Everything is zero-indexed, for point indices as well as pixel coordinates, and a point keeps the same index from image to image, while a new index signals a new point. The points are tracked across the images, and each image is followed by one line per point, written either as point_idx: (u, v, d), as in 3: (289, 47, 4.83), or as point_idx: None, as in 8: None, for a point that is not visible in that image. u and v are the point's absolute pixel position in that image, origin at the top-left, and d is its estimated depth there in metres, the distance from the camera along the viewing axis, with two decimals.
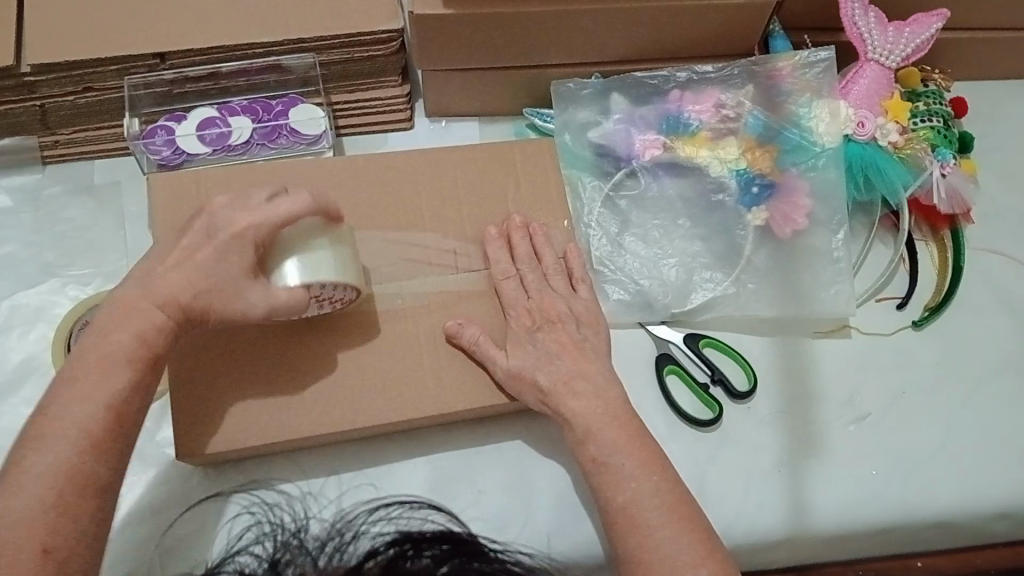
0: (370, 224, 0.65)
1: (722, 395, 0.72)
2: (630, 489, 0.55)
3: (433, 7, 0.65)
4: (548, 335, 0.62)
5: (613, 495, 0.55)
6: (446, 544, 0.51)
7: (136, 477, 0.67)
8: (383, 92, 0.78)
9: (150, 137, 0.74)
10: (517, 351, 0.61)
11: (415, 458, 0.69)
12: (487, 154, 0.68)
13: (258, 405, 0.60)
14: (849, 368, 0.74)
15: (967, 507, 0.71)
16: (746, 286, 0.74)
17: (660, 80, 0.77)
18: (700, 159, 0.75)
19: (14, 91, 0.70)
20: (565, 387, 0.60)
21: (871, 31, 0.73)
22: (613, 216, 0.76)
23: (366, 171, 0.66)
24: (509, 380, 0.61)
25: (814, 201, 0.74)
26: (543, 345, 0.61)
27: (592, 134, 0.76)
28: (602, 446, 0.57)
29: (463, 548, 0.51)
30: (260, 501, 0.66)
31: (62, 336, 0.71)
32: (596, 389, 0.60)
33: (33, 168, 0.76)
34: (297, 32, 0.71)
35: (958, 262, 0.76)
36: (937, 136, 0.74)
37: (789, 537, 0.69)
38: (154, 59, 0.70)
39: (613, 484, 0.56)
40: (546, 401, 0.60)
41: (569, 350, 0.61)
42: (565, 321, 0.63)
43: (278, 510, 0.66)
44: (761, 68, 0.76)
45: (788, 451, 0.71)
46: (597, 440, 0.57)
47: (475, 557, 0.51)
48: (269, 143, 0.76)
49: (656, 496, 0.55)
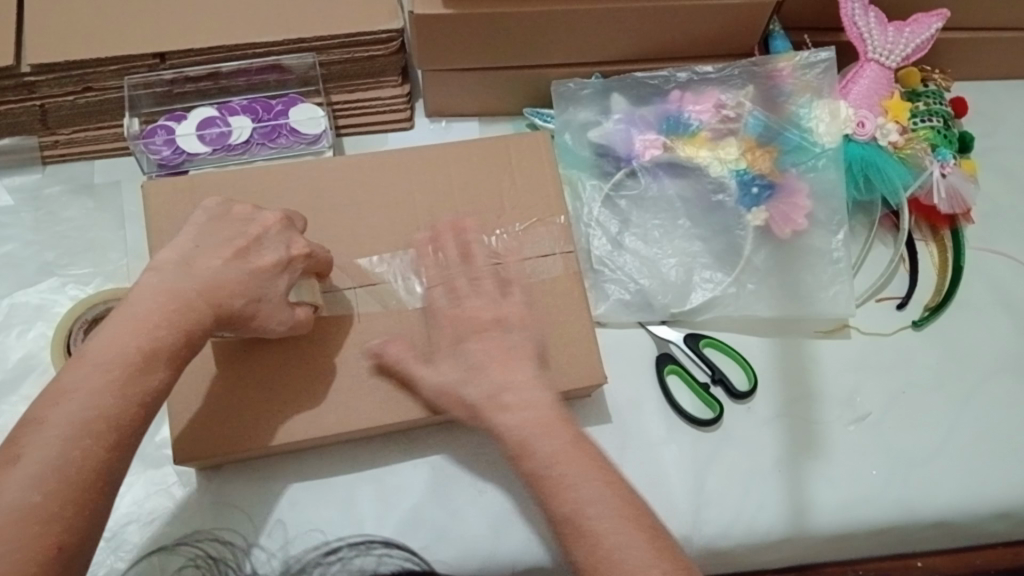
0: (369, 225, 0.65)
1: (722, 395, 0.72)
2: (575, 497, 0.52)
3: (433, 7, 0.65)
4: (478, 343, 0.59)
5: (558, 504, 0.52)
6: None
7: (135, 476, 0.68)
8: (382, 92, 0.78)
9: (150, 137, 0.74)
10: (446, 365, 0.60)
11: (415, 458, 0.69)
12: (481, 150, 0.67)
13: (257, 405, 0.61)
14: (849, 368, 0.74)
15: (968, 507, 0.71)
16: (745, 287, 0.74)
17: (660, 81, 0.77)
18: (700, 159, 0.75)
19: (15, 91, 0.70)
20: (493, 402, 0.57)
21: (871, 31, 0.73)
22: (613, 216, 0.76)
23: (364, 171, 0.66)
24: (438, 396, 0.60)
25: (814, 202, 0.74)
26: (472, 356, 0.59)
27: (592, 134, 0.77)
28: (540, 459, 0.54)
29: None
30: (204, 554, 0.65)
31: (60, 334, 0.70)
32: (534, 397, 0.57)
33: (33, 168, 0.76)
34: (297, 32, 0.71)
35: (958, 262, 0.76)
36: (937, 136, 0.74)
37: (788, 538, 0.69)
38: (154, 59, 0.71)
39: (557, 494, 0.53)
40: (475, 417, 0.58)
41: (499, 357, 0.59)
42: (491, 329, 0.60)
43: (223, 564, 0.65)
44: (761, 69, 0.76)
45: (788, 451, 0.71)
46: (535, 453, 0.54)
47: None
48: (269, 142, 0.76)
49: (605, 501, 0.52)
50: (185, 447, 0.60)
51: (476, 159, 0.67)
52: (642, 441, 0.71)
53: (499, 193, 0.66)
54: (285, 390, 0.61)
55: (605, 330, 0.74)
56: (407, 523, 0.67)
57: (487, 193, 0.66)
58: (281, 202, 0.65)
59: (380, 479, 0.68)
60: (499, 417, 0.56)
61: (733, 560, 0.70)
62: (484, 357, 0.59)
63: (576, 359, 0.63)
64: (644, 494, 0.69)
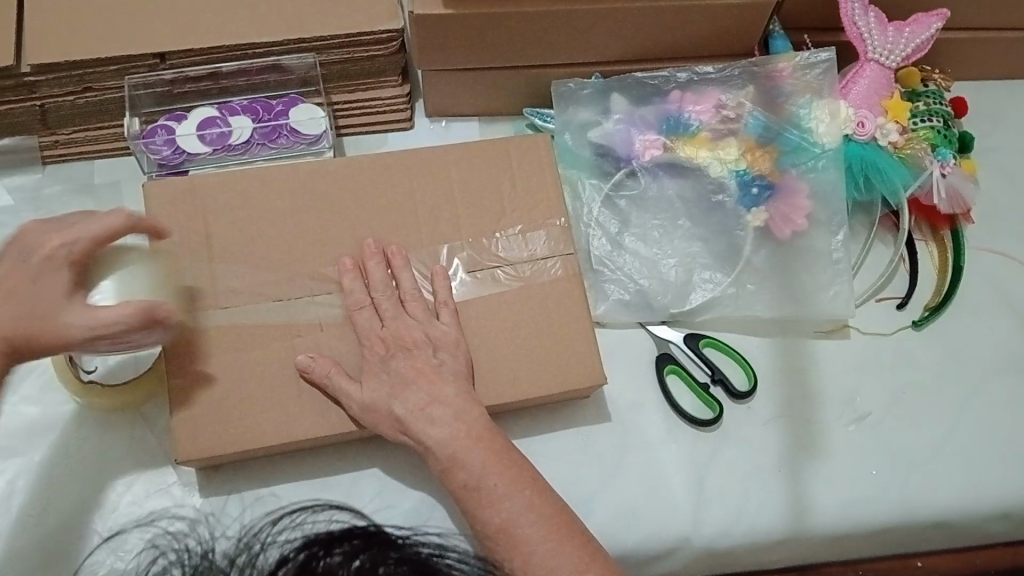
0: (369, 226, 0.65)
1: (722, 395, 0.72)
2: (503, 510, 0.55)
3: (433, 7, 0.65)
4: (405, 361, 0.60)
5: (490, 515, 0.55)
6: (356, 539, 0.58)
7: (133, 476, 0.68)
8: (383, 92, 0.78)
9: (150, 137, 0.74)
10: (370, 382, 0.60)
11: (415, 459, 0.69)
12: (481, 153, 0.67)
13: (258, 406, 0.61)
14: (849, 368, 0.74)
15: (968, 507, 0.71)
16: (745, 287, 0.74)
17: (660, 81, 0.77)
18: (700, 160, 0.75)
19: (15, 91, 0.70)
20: (422, 414, 0.58)
21: (871, 31, 0.73)
22: (613, 216, 0.76)
23: (363, 171, 0.65)
24: (363, 412, 0.60)
25: (814, 203, 0.74)
26: (396, 371, 0.60)
27: (592, 134, 0.76)
28: (471, 472, 0.56)
29: (372, 539, 0.59)
30: (162, 532, 0.66)
31: None
32: (456, 412, 0.58)
33: (33, 167, 0.76)
34: (298, 33, 0.71)
35: (958, 262, 0.76)
36: (937, 136, 0.74)
37: (788, 538, 0.69)
38: (154, 59, 0.70)
39: (490, 505, 0.55)
40: (404, 431, 0.59)
41: (428, 373, 0.60)
42: (421, 347, 0.61)
43: (181, 537, 0.65)
44: (761, 69, 0.76)
45: (788, 451, 0.71)
46: (465, 465, 0.56)
47: (385, 545, 0.59)
48: (269, 143, 0.75)
49: (531, 512, 0.55)
50: (186, 447, 0.60)
51: (475, 160, 0.67)
52: (641, 442, 0.71)
53: (499, 195, 0.66)
54: (284, 389, 0.61)
55: (605, 330, 0.74)
56: (407, 522, 0.67)
57: (487, 194, 0.66)
58: (278, 202, 0.64)
59: (380, 479, 0.68)
60: (425, 431, 0.58)
61: (732, 560, 0.70)
62: (414, 374, 0.59)
63: (576, 360, 0.63)
64: (644, 495, 0.69)
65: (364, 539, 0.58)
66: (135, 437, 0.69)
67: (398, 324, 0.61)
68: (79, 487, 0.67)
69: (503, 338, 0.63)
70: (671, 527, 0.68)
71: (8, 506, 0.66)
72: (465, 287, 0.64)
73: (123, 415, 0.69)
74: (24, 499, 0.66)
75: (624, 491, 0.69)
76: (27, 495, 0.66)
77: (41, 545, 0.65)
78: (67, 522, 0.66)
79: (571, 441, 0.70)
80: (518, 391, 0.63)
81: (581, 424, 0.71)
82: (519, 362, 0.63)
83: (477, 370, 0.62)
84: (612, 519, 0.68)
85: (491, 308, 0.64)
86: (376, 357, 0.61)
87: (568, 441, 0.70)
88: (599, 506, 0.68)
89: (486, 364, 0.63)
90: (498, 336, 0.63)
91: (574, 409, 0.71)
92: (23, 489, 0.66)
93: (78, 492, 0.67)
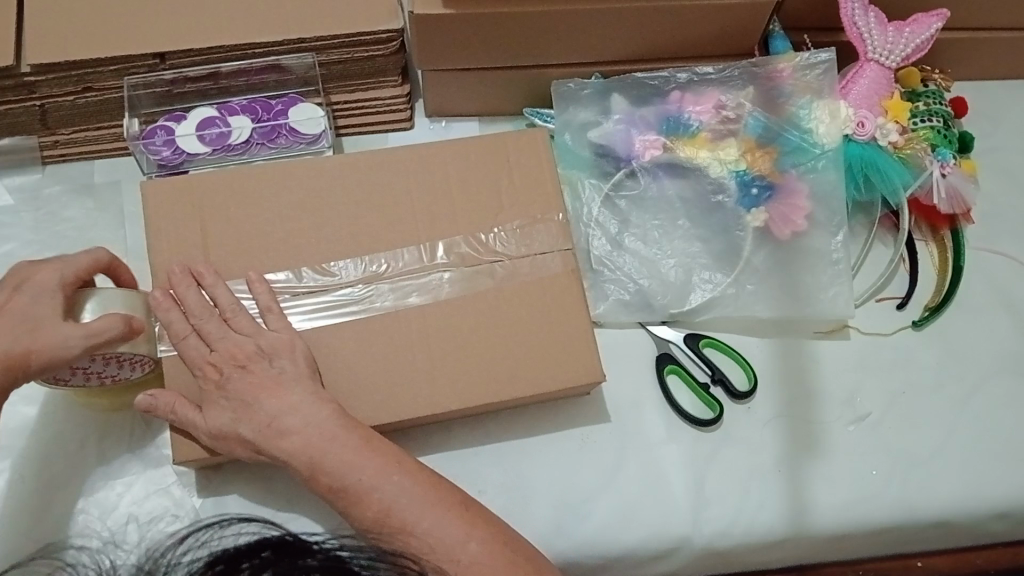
0: (368, 226, 0.64)
1: (722, 395, 0.72)
2: None
3: (433, 7, 0.65)
4: None
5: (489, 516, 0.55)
6: (266, 550, 0.50)
7: (133, 476, 0.68)
8: (382, 92, 0.78)
9: (150, 138, 0.74)
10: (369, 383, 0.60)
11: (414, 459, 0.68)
12: (480, 150, 0.67)
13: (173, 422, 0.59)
14: (849, 368, 0.74)
15: (968, 506, 0.71)
16: (745, 288, 0.74)
17: (660, 81, 0.77)
18: (699, 160, 0.75)
19: (14, 91, 0.70)
20: (271, 430, 0.56)
21: (872, 31, 0.73)
22: (612, 216, 0.76)
23: (362, 170, 0.65)
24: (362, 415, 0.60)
25: (814, 203, 0.74)
26: None
27: (592, 134, 0.76)
28: None
29: (284, 548, 0.50)
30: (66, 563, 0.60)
31: None
32: None
33: (33, 168, 0.76)
34: (297, 32, 0.71)
35: (958, 262, 0.76)
36: (937, 136, 0.74)
37: (788, 538, 0.69)
38: (153, 59, 0.70)
39: None
40: (259, 451, 0.57)
41: (271, 387, 0.57)
42: None
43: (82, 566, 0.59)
44: (761, 69, 0.76)
45: (788, 451, 0.71)
46: None
47: (301, 554, 0.50)
48: (269, 142, 0.76)
49: None
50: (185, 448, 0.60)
51: (472, 159, 0.66)
52: (641, 442, 0.71)
53: (497, 193, 0.66)
54: None
55: (605, 330, 0.74)
56: None
57: (485, 193, 0.66)
58: (277, 201, 0.64)
59: None
60: (278, 446, 0.56)
61: (732, 559, 0.70)
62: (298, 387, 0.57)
63: (575, 359, 0.63)
64: (643, 496, 0.69)
65: (274, 549, 0.50)
66: (135, 437, 0.69)
67: (261, 340, 0.59)
68: (79, 487, 0.67)
69: (501, 336, 0.63)
70: (670, 527, 0.68)
71: (7, 506, 0.66)
72: (464, 286, 0.64)
73: (123, 414, 0.69)
74: (24, 499, 0.66)
75: (624, 491, 0.69)
76: (28, 494, 0.66)
77: (41, 544, 0.65)
78: (65, 522, 0.66)
79: (570, 442, 0.70)
80: (516, 389, 0.62)
81: (581, 423, 0.71)
82: (517, 360, 0.63)
83: (476, 369, 0.62)
84: (611, 519, 0.68)
85: (490, 306, 0.63)
86: (213, 384, 0.58)
87: (567, 441, 0.70)
88: (598, 506, 0.68)
89: (485, 364, 0.62)
90: (497, 334, 0.63)
91: (573, 408, 0.71)
92: (23, 489, 0.66)
93: (77, 491, 0.67)
